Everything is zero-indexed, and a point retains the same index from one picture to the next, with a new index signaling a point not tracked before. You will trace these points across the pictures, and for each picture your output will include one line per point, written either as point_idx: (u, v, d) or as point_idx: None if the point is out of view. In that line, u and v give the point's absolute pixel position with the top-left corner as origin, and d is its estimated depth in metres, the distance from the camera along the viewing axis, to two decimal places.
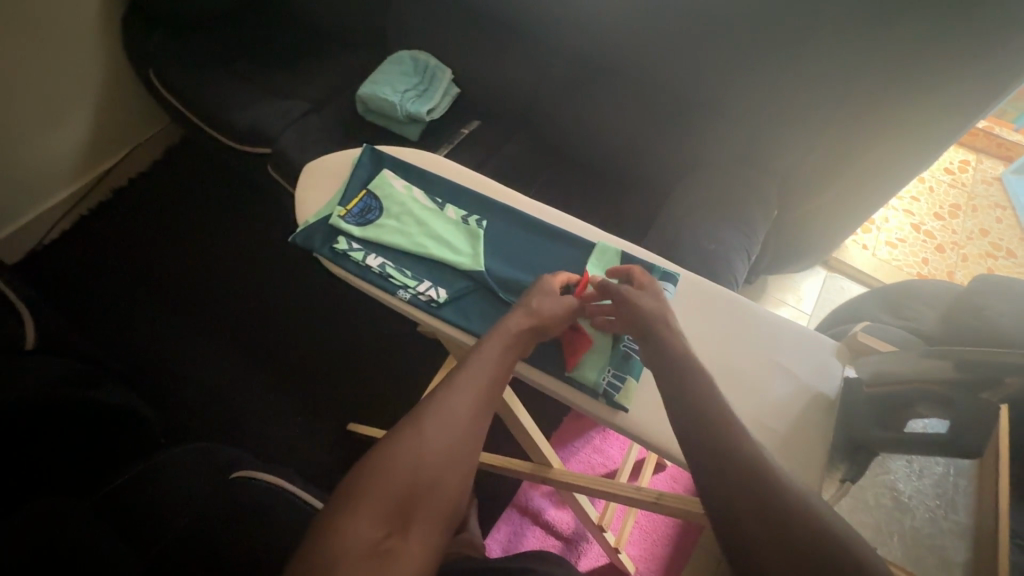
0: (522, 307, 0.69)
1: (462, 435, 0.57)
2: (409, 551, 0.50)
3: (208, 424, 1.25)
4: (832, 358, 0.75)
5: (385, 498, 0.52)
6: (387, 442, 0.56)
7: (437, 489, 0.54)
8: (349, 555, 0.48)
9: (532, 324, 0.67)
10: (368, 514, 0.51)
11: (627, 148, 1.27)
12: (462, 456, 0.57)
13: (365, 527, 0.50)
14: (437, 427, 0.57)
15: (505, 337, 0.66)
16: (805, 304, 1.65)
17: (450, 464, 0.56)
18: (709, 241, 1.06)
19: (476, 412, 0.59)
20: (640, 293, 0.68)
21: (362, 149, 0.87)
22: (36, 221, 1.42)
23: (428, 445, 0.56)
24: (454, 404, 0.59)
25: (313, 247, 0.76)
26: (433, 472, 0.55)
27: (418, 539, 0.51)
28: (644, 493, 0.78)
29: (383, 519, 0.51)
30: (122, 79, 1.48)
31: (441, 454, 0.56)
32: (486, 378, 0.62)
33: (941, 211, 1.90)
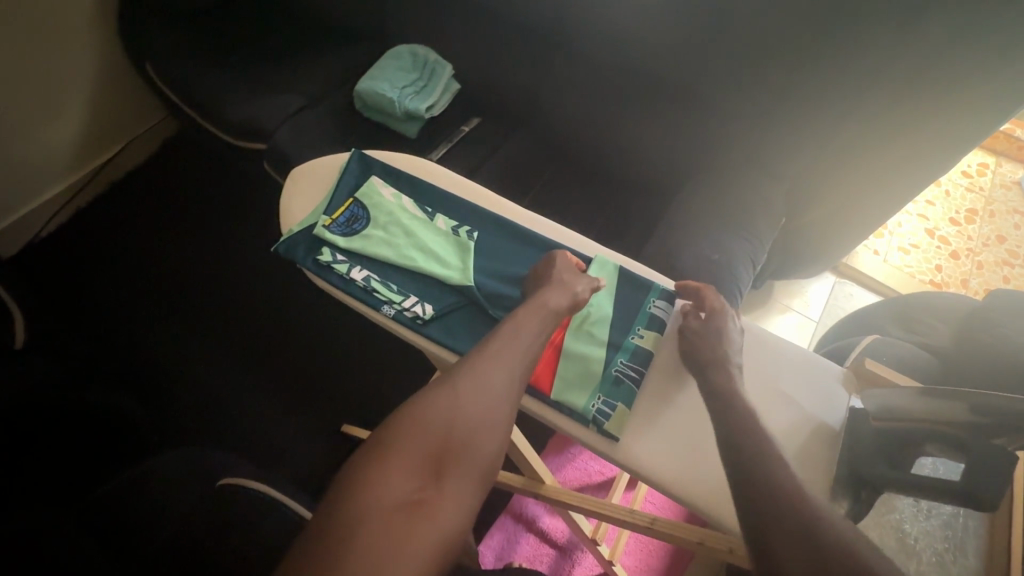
0: (553, 282, 0.69)
1: (496, 400, 0.57)
2: (442, 507, 0.50)
3: (200, 424, 1.24)
4: (838, 386, 0.71)
5: (419, 453, 0.52)
6: (421, 399, 0.56)
7: (471, 450, 0.54)
8: (383, 504, 0.48)
9: (568, 302, 0.67)
10: (401, 467, 0.50)
11: (630, 149, 1.23)
12: (498, 418, 0.56)
13: (398, 479, 0.50)
14: (472, 389, 0.57)
15: (542, 310, 0.65)
16: (813, 310, 1.61)
17: (484, 427, 0.55)
18: (712, 251, 1.03)
19: (510, 379, 0.59)
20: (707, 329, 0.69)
21: (350, 154, 0.84)
22: (31, 215, 1.40)
23: (463, 406, 0.55)
24: (489, 370, 0.58)
25: (296, 258, 0.74)
26: (467, 432, 0.54)
27: (451, 494, 0.51)
28: (637, 517, 0.75)
29: (416, 474, 0.51)
30: (119, 70, 1.45)
31: (475, 416, 0.55)
32: (522, 347, 0.61)
33: (957, 216, 1.84)
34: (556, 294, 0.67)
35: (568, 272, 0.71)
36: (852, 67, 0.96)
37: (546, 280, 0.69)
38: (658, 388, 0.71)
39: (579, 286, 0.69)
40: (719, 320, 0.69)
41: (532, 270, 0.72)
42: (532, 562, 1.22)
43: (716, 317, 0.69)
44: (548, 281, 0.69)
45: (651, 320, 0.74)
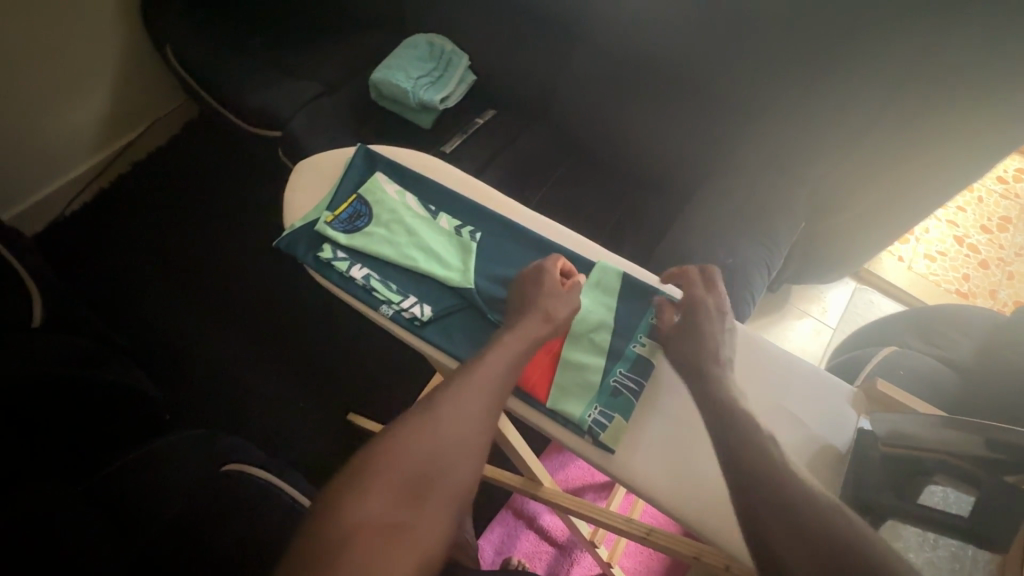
0: (536, 310, 0.66)
1: (476, 424, 0.56)
2: (421, 532, 0.49)
3: (209, 407, 1.26)
4: (846, 406, 0.68)
5: (398, 478, 0.51)
6: (401, 424, 0.55)
7: (451, 473, 0.53)
8: (360, 532, 0.47)
9: (546, 331, 0.65)
10: (380, 491, 0.50)
11: (647, 146, 1.20)
12: (477, 442, 0.56)
13: (374, 506, 0.49)
14: (451, 413, 0.56)
15: (523, 338, 0.63)
16: (830, 317, 1.56)
17: (465, 449, 0.55)
18: (725, 255, 1.01)
19: (491, 403, 0.58)
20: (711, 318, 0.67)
21: (357, 148, 0.83)
22: (52, 195, 1.43)
23: (444, 430, 0.55)
24: (469, 393, 0.58)
25: (297, 254, 0.73)
26: (448, 454, 0.54)
27: (429, 521, 0.50)
28: (633, 526, 0.74)
29: (396, 499, 0.50)
30: (141, 54, 1.46)
31: (454, 440, 0.55)
32: (504, 369, 0.61)
33: (989, 223, 1.76)
34: (531, 320, 0.65)
35: (549, 289, 0.67)
36: (888, 67, 0.93)
37: (534, 288, 0.68)
38: (657, 403, 0.69)
39: (561, 309, 0.67)
40: (703, 320, 0.67)
41: (519, 279, 0.70)
42: (530, 559, 1.22)
43: (698, 315, 0.68)
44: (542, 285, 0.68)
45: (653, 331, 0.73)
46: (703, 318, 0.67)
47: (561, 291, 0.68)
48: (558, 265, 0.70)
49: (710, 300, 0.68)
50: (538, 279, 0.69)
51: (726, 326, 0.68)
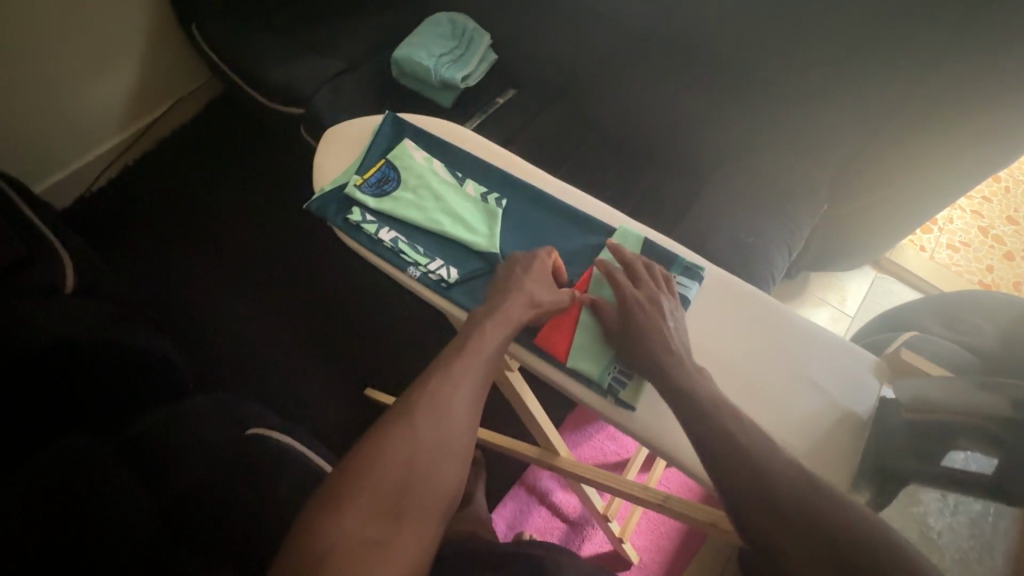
0: (519, 293, 0.66)
1: (455, 425, 0.57)
2: (404, 544, 0.50)
3: (232, 377, 1.29)
4: (869, 374, 0.68)
5: (380, 490, 0.52)
6: (378, 432, 0.55)
7: (431, 480, 0.54)
8: (348, 548, 0.48)
9: (529, 317, 0.65)
10: (359, 508, 0.51)
11: (669, 126, 1.20)
12: (457, 444, 0.56)
13: (353, 524, 0.50)
14: (429, 418, 0.56)
15: (503, 327, 0.63)
16: (849, 306, 1.55)
17: (442, 455, 0.55)
18: (746, 234, 1.01)
19: (470, 404, 0.59)
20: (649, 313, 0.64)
21: (384, 116, 0.85)
22: (82, 169, 1.47)
23: (421, 441, 0.55)
24: (446, 394, 0.58)
25: (327, 216, 0.75)
26: (426, 464, 0.54)
27: (413, 528, 0.51)
28: (650, 495, 0.76)
29: (376, 514, 0.51)
30: (169, 31, 1.48)
31: (434, 445, 0.55)
32: (482, 365, 0.61)
33: (1015, 215, 1.73)
34: (517, 300, 0.66)
35: (532, 272, 0.68)
36: None
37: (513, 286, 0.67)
38: None
39: (541, 296, 0.67)
40: (642, 319, 0.64)
41: (510, 262, 0.70)
42: (543, 534, 1.24)
43: (638, 316, 0.65)
44: (530, 272, 0.68)
45: None
46: (644, 315, 0.65)
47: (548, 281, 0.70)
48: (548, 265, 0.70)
49: (642, 296, 0.66)
50: (529, 267, 0.69)
51: (669, 314, 0.65)
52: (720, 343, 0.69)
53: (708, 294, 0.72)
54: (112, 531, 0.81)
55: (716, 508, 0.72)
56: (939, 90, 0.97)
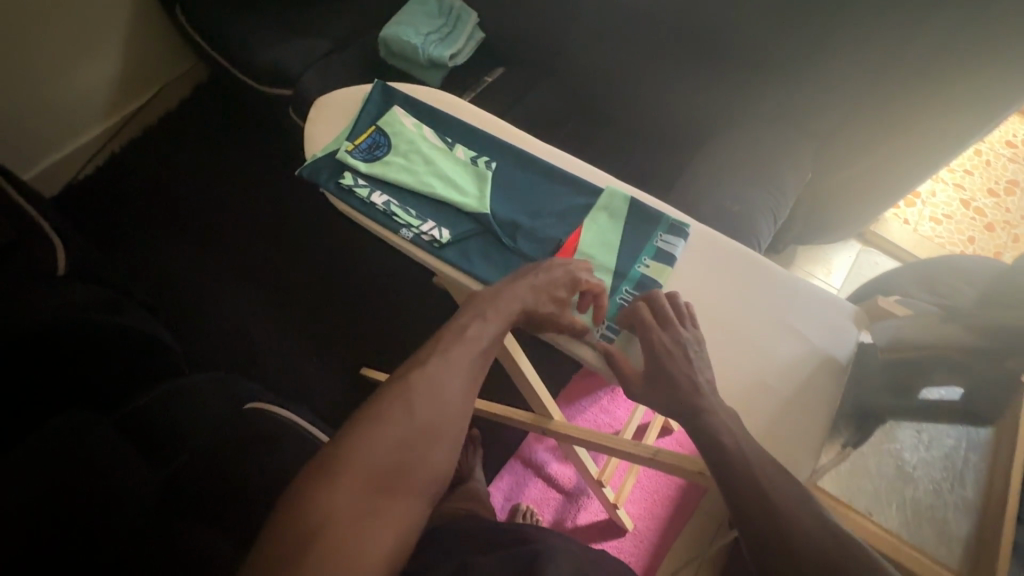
0: (523, 286, 0.64)
1: (450, 408, 0.55)
2: (391, 523, 0.49)
3: (227, 359, 1.29)
4: (849, 323, 0.70)
5: (370, 470, 0.50)
6: (371, 410, 0.53)
7: (423, 462, 0.52)
8: (335, 528, 0.46)
9: (535, 308, 0.64)
10: (348, 484, 0.48)
11: (655, 99, 1.22)
12: (451, 428, 0.54)
13: (341, 500, 0.48)
14: (424, 399, 0.54)
15: (504, 315, 0.62)
16: (834, 278, 1.58)
17: (435, 437, 0.53)
18: (732, 202, 1.02)
19: (465, 386, 0.57)
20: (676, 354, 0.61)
21: (373, 85, 0.86)
22: (68, 156, 1.45)
23: (415, 420, 0.53)
24: (443, 376, 0.56)
25: (319, 181, 0.76)
26: (418, 445, 0.52)
27: (401, 508, 0.50)
28: (642, 449, 0.78)
29: (364, 491, 0.49)
30: (152, 16, 1.47)
31: (428, 427, 0.53)
32: (480, 350, 0.59)
33: (996, 187, 1.77)
34: (522, 294, 0.64)
35: (549, 277, 0.66)
36: None
37: (521, 281, 0.64)
38: None
39: (545, 281, 0.65)
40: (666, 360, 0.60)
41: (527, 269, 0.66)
42: (539, 505, 1.26)
43: (663, 361, 0.60)
44: (544, 276, 0.65)
45: (658, 253, 0.73)
46: (669, 360, 0.60)
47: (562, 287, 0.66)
48: (574, 275, 0.67)
49: (668, 339, 0.62)
50: (549, 279, 0.66)
51: (695, 358, 0.61)
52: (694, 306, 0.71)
53: (694, 251, 0.74)
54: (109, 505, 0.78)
55: (699, 458, 0.75)
56: (919, 56, 0.99)
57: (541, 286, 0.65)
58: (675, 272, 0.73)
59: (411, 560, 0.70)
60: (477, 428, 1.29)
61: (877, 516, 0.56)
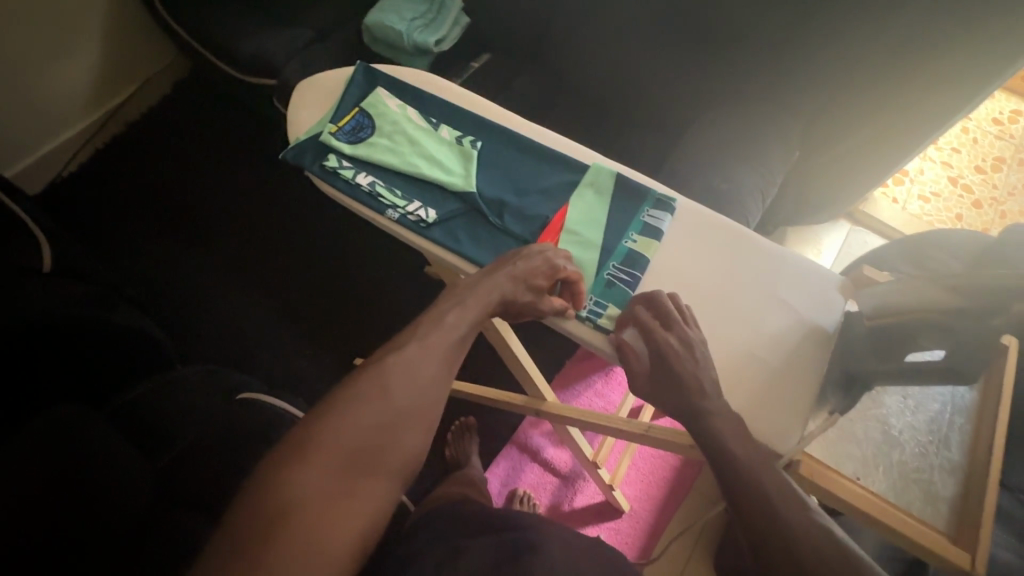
0: (505, 273, 0.63)
1: (426, 394, 0.54)
2: (362, 504, 0.49)
3: (217, 353, 1.29)
4: (835, 292, 0.71)
5: (341, 451, 0.49)
6: (344, 392, 0.52)
7: (396, 445, 0.52)
8: (302, 507, 0.46)
9: (514, 296, 0.63)
10: (320, 465, 0.48)
11: (643, 81, 1.21)
12: (426, 413, 0.54)
13: (313, 480, 0.47)
14: (400, 383, 0.53)
15: (482, 303, 0.61)
16: (825, 258, 1.59)
17: (410, 421, 0.53)
18: (721, 180, 1.02)
19: (442, 371, 0.56)
20: (684, 357, 0.59)
21: (356, 67, 0.85)
22: (51, 152, 1.43)
23: (391, 403, 0.52)
24: (420, 360, 0.55)
25: (303, 164, 0.76)
26: (392, 428, 0.52)
27: (372, 490, 0.50)
28: (634, 426, 0.78)
29: (335, 472, 0.48)
30: (132, 7, 1.44)
31: (403, 411, 0.53)
32: (457, 336, 0.58)
33: (983, 164, 1.78)
34: (501, 283, 0.63)
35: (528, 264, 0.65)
36: None
37: (500, 269, 0.63)
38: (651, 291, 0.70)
39: (523, 269, 0.64)
40: (677, 365, 0.59)
41: (505, 260, 0.64)
42: (536, 489, 1.27)
43: (670, 362, 0.59)
44: (522, 262, 0.64)
45: (645, 228, 0.73)
46: (678, 362, 0.59)
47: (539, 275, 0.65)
48: (552, 262, 0.66)
49: (676, 340, 0.61)
50: (528, 267, 0.64)
51: (702, 359, 0.60)
52: (682, 280, 0.71)
53: (681, 226, 0.74)
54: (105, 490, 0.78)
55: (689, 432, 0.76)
56: (902, 33, 0.99)
57: (520, 274, 0.64)
58: (661, 246, 0.73)
59: (407, 542, 0.70)
60: (472, 415, 1.29)
61: (865, 480, 0.58)
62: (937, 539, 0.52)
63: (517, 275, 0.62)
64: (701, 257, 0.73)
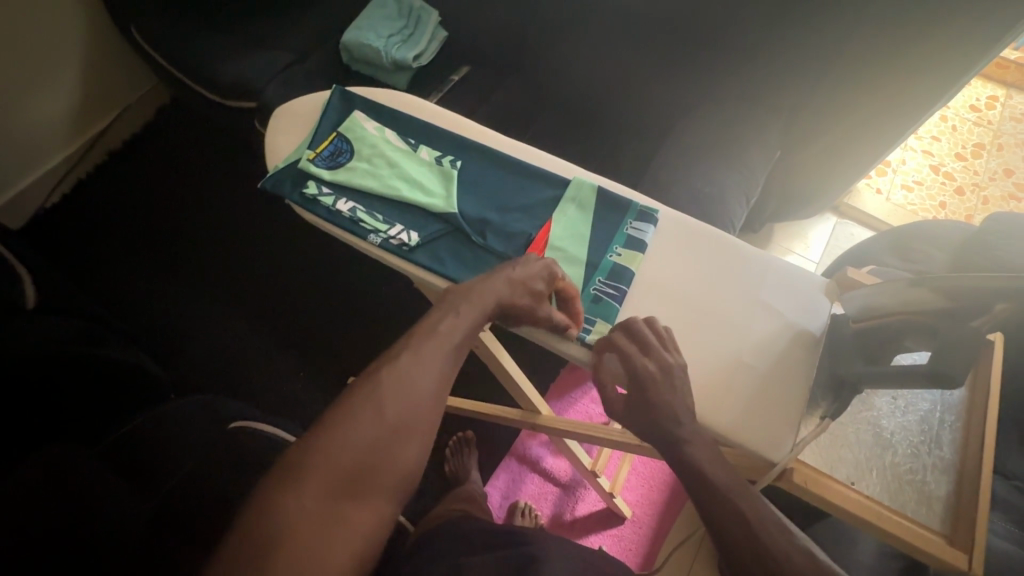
0: (505, 278, 0.63)
1: (421, 406, 0.53)
2: (356, 523, 0.47)
3: (209, 381, 1.27)
4: (820, 295, 0.71)
5: (335, 470, 0.48)
6: (337, 411, 0.51)
7: (390, 461, 0.50)
8: (295, 533, 0.45)
9: (509, 297, 0.62)
10: (313, 486, 0.47)
11: (624, 87, 1.22)
12: (421, 425, 0.53)
13: (306, 503, 0.46)
14: (393, 396, 0.52)
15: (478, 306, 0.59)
16: (813, 252, 1.59)
17: (405, 435, 0.51)
18: (703, 183, 1.02)
19: (438, 382, 0.55)
20: (660, 384, 0.59)
21: (332, 91, 0.85)
22: (32, 186, 1.41)
23: (384, 418, 0.51)
24: (414, 373, 0.54)
25: (283, 193, 0.75)
26: (386, 443, 0.50)
27: (367, 509, 0.48)
28: (628, 436, 0.78)
29: (329, 493, 0.47)
30: (107, 35, 1.43)
31: (397, 426, 0.51)
32: (453, 344, 0.57)
33: (963, 151, 1.80)
34: (498, 288, 0.62)
35: (527, 270, 0.65)
36: None
37: (500, 269, 0.63)
38: (638, 304, 0.70)
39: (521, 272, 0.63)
40: (653, 392, 0.59)
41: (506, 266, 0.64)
42: (536, 500, 1.26)
43: (647, 389, 0.59)
44: (522, 264, 0.65)
45: (628, 241, 0.73)
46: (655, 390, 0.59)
47: (540, 280, 0.65)
48: (554, 271, 0.65)
49: (654, 366, 0.61)
50: (528, 272, 0.64)
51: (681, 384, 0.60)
52: (667, 289, 0.71)
53: (662, 238, 0.75)
54: (97, 529, 0.76)
55: None
56: (875, 30, 1.01)
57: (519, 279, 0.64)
58: (645, 259, 0.73)
59: (407, 566, 0.70)
60: (470, 429, 1.28)
61: (858, 485, 0.58)
62: (931, 541, 0.52)
63: (514, 279, 0.62)
64: (683, 268, 0.73)
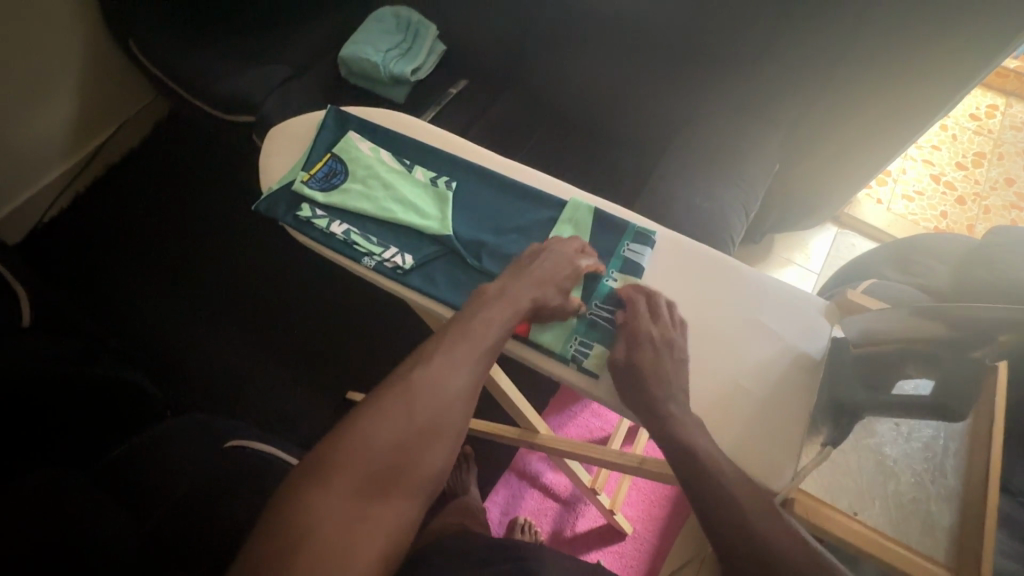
0: (530, 278, 0.64)
1: (451, 408, 0.53)
2: (383, 524, 0.47)
3: (208, 396, 1.27)
4: (821, 318, 0.71)
5: (364, 471, 0.48)
6: (366, 410, 0.51)
7: (418, 464, 0.50)
8: (321, 533, 0.44)
9: (536, 295, 0.63)
10: (342, 487, 0.46)
11: (622, 101, 1.21)
12: (449, 429, 0.52)
13: (335, 502, 0.46)
14: (425, 398, 0.52)
15: (507, 308, 0.61)
16: (814, 263, 1.58)
17: (433, 439, 0.51)
18: (701, 198, 1.01)
19: (468, 384, 0.55)
20: (657, 356, 0.62)
21: (326, 111, 0.85)
22: (30, 201, 1.41)
23: (415, 418, 0.51)
24: (445, 376, 0.54)
25: (276, 215, 0.75)
26: (416, 445, 0.50)
27: (395, 510, 0.48)
28: (628, 458, 0.76)
29: (357, 493, 0.47)
30: (106, 49, 1.43)
31: (428, 428, 0.51)
32: (485, 346, 0.57)
33: (964, 160, 1.79)
34: (526, 291, 0.63)
35: (554, 268, 0.67)
36: None
37: (529, 261, 0.67)
38: None
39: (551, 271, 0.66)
40: (648, 362, 0.62)
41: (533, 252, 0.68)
42: (537, 516, 1.25)
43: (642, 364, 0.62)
44: (548, 256, 0.67)
45: (625, 264, 0.73)
46: (651, 360, 0.62)
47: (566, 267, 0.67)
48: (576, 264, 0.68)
49: (656, 333, 0.64)
50: (553, 272, 0.66)
51: (676, 359, 0.63)
52: None
53: (658, 258, 0.74)
54: (94, 546, 0.74)
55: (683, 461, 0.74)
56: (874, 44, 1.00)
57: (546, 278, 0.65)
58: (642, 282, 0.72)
59: None
60: (469, 444, 1.27)
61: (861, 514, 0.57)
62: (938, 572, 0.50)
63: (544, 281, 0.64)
64: (681, 288, 0.72)
